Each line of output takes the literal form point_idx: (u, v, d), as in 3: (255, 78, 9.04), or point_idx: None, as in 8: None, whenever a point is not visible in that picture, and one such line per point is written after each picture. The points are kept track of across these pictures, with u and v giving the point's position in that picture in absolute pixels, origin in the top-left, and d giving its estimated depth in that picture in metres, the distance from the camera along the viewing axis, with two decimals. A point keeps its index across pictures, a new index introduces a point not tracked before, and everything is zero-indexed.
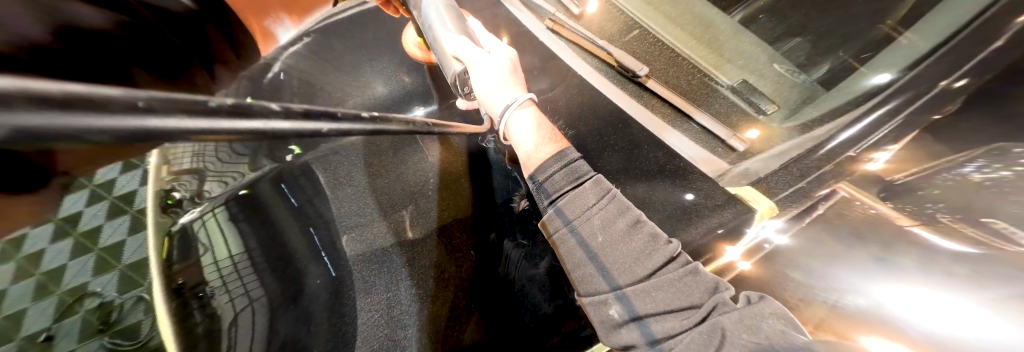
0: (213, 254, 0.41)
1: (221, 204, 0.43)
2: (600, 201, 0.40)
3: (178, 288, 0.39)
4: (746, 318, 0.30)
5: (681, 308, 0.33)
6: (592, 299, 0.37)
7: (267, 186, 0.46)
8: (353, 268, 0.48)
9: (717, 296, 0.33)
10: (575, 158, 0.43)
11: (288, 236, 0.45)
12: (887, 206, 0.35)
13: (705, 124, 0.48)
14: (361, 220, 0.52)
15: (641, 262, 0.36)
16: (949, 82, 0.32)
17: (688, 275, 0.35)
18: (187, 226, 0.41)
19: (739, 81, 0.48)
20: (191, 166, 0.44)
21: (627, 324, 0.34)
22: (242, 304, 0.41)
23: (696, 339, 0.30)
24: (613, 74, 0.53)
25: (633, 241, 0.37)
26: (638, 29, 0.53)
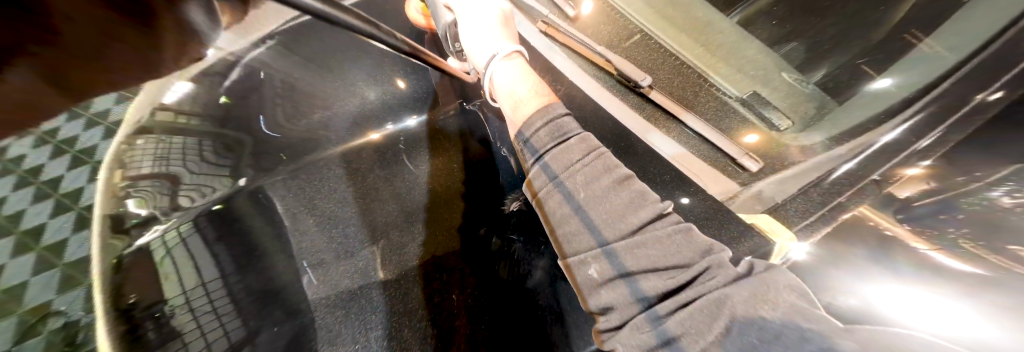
0: (176, 270, 0.34)
1: (190, 220, 0.38)
2: (586, 157, 0.32)
3: (126, 309, 0.29)
4: (757, 287, 0.24)
5: (667, 266, 0.27)
6: (574, 258, 0.30)
7: (245, 201, 0.45)
8: (315, 313, 0.39)
9: (710, 257, 0.27)
10: (561, 113, 0.35)
11: (267, 249, 0.41)
12: (904, 228, 0.30)
13: (699, 130, 0.44)
14: (325, 257, 0.44)
15: (630, 215, 0.29)
16: (986, 95, 0.27)
17: (677, 233, 0.28)
18: (147, 247, 0.34)
19: (751, 92, 0.47)
20: (152, 171, 0.38)
21: (611, 284, 0.28)
22: (209, 321, 0.33)
23: (697, 314, 0.24)
24: (613, 82, 0.50)
25: (619, 196, 0.30)
26: (638, 34, 0.52)
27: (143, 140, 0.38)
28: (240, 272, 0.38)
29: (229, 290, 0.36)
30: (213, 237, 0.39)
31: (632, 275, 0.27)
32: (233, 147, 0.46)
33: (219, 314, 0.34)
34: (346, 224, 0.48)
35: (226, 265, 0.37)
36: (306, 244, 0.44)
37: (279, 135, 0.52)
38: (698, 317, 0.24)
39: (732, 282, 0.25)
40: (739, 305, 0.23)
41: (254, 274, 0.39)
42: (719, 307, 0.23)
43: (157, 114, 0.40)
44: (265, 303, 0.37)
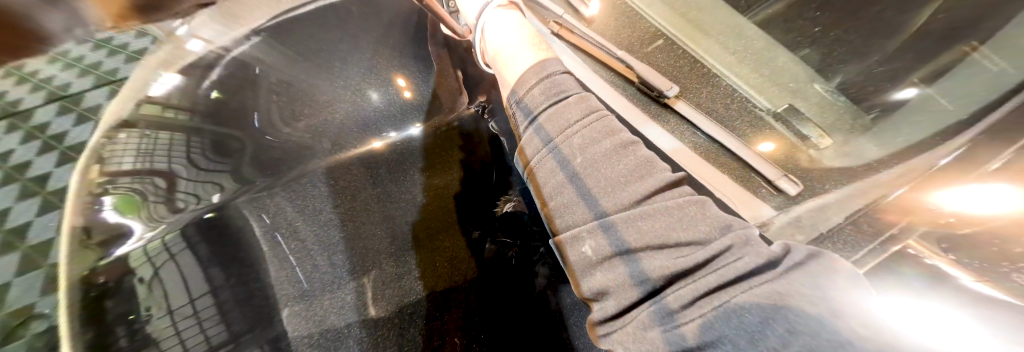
0: (156, 281, 0.31)
1: (179, 228, 0.35)
2: (584, 118, 0.33)
3: (97, 318, 0.26)
4: (817, 282, 0.18)
5: (678, 243, 0.24)
6: (569, 234, 0.29)
7: (239, 211, 0.42)
8: None
9: (738, 233, 0.23)
10: (555, 72, 0.38)
11: (260, 258, 0.39)
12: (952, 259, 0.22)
13: (711, 133, 0.40)
14: (312, 287, 0.39)
15: (634, 181, 0.28)
16: None
17: (692, 206, 0.26)
18: (127, 255, 0.30)
19: (786, 106, 0.41)
20: (134, 168, 0.35)
21: (607, 263, 0.25)
22: (189, 328, 0.30)
23: (734, 315, 0.18)
24: (632, 90, 0.46)
25: (623, 162, 0.29)
26: (660, 39, 0.50)
27: (128, 133, 0.36)
28: (231, 283, 0.35)
29: (215, 298, 0.33)
30: (200, 245, 0.35)
31: (631, 255, 0.24)
32: (225, 147, 0.44)
33: (201, 319, 0.31)
34: (336, 240, 0.44)
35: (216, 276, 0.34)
36: (305, 257, 0.41)
37: (276, 139, 0.49)
38: (743, 322, 0.17)
39: (777, 273, 0.19)
40: (799, 303, 0.16)
41: (243, 283, 0.36)
42: (770, 303, 0.17)
43: (142, 107, 0.38)
44: (255, 310, 0.35)
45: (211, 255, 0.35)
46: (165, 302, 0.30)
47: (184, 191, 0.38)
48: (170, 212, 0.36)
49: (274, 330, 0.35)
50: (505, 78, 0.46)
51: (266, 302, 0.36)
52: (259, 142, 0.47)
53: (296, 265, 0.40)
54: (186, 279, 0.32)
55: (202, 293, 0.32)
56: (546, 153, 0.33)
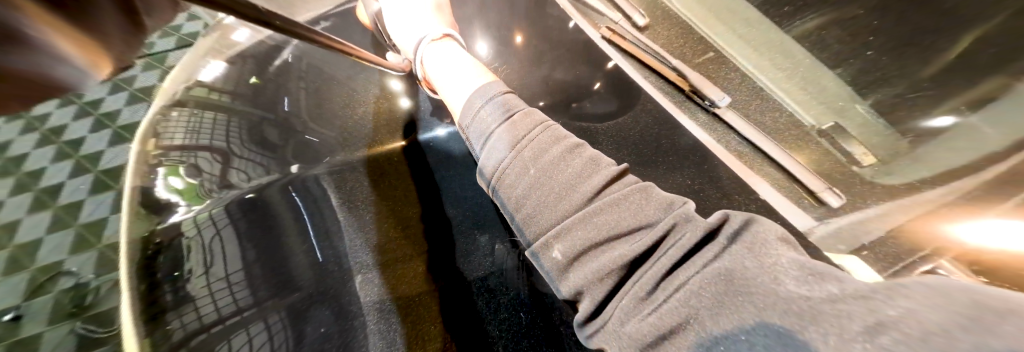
0: (193, 242, 0.31)
1: (222, 205, 0.35)
2: (532, 131, 0.27)
3: (150, 271, 0.28)
4: (756, 254, 0.18)
5: (629, 229, 0.23)
6: (533, 244, 0.25)
7: (276, 192, 0.41)
8: (367, 316, 0.37)
9: (677, 212, 0.22)
10: (502, 91, 0.31)
11: (286, 236, 0.38)
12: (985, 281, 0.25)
13: (752, 138, 0.42)
14: (380, 258, 0.42)
15: (584, 180, 0.25)
16: None
17: (635, 193, 0.24)
18: (178, 224, 0.31)
19: (831, 124, 0.44)
20: (183, 144, 0.37)
21: (578, 262, 0.23)
22: (221, 290, 0.30)
23: (693, 296, 0.18)
24: (680, 97, 0.48)
25: (570, 165, 0.26)
26: (712, 52, 0.52)
27: (179, 111, 0.38)
28: (261, 258, 0.34)
29: (247, 270, 0.32)
30: (237, 219, 0.35)
31: (587, 250, 0.23)
32: (259, 127, 0.44)
33: (233, 284, 0.31)
34: (361, 240, 0.43)
35: (248, 246, 0.34)
36: (326, 243, 0.41)
37: (317, 138, 0.50)
38: (698, 303, 0.18)
39: (721, 248, 0.20)
40: (747, 289, 0.17)
41: (270, 257, 0.35)
42: (721, 283, 0.18)
43: (193, 89, 0.41)
44: (280, 287, 0.34)
45: (245, 224, 0.35)
46: (203, 263, 0.31)
47: (236, 174, 0.39)
48: (223, 188, 0.37)
49: (334, 294, 0.37)
50: (451, 107, 0.39)
51: (289, 279, 0.35)
52: (292, 132, 0.48)
53: (318, 248, 0.40)
54: (218, 240, 0.32)
55: (235, 256, 0.33)
56: (500, 165, 0.27)
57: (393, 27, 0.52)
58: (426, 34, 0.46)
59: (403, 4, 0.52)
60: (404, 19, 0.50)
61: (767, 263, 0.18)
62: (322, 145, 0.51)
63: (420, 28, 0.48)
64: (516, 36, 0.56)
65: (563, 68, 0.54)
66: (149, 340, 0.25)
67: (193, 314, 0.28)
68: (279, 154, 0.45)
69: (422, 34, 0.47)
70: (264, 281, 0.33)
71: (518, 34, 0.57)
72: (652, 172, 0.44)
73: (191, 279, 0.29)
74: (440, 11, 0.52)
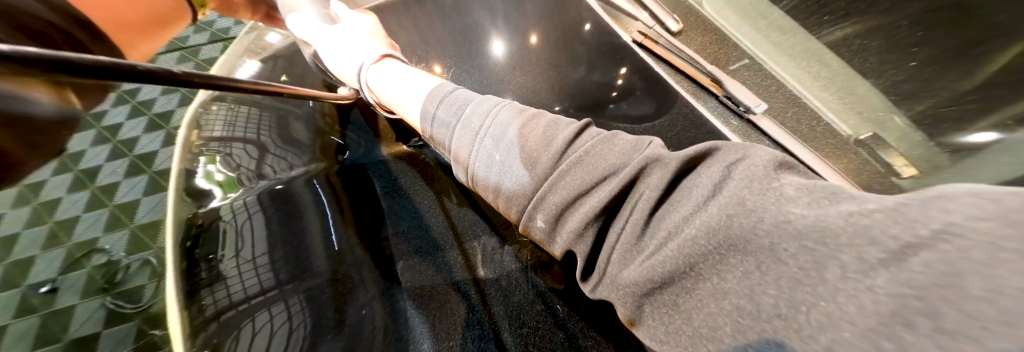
0: (231, 227, 0.33)
1: (253, 195, 0.35)
2: (484, 121, 0.27)
3: (189, 249, 0.30)
4: (743, 181, 0.15)
5: (593, 182, 0.20)
6: (520, 213, 0.24)
7: (301, 183, 0.40)
8: (406, 299, 0.37)
9: (646, 154, 0.19)
10: (444, 93, 0.32)
11: (308, 229, 0.36)
12: None
13: (773, 133, 0.47)
14: (420, 242, 0.42)
15: (543, 147, 0.23)
16: None
17: (598, 144, 0.22)
18: (216, 210, 0.33)
19: (869, 133, 0.51)
20: (223, 135, 0.39)
21: (557, 227, 0.22)
22: (248, 271, 0.31)
23: (687, 247, 0.15)
24: (715, 103, 0.51)
25: (534, 129, 0.25)
26: (747, 59, 0.61)
27: (222, 106, 0.41)
28: (285, 243, 0.34)
29: (269, 252, 0.32)
30: (266, 208, 0.35)
31: (562, 215, 0.21)
32: (284, 117, 0.44)
33: (256, 262, 0.31)
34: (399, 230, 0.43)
35: (275, 232, 0.34)
36: (347, 238, 0.39)
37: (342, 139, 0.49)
38: (691, 251, 0.15)
39: (708, 185, 0.16)
40: (734, 228, 0.14)
41: (295, 247, 0.34)
42: (716, 229, 0.14)
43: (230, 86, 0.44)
44: (299, 275, 0.33)
45: (273, 211, 0.35)
46: (234, 247, 0.32)
47: (266, 163, 0.39)
48: (258, 179, 0.37)
49: (375, 274, 0.37)
50: (409, 118, 0.38)
51: (311, 266, 0.34)
52: (318, 133, 0.47)
53: (337, 241, 0.38)
54: (251, 228, 0.33)
55: (260, 239, 0.33)
56: (471, 149, 0.26)
57: (334, 65, 0.50)
58: (362, 60, 0.46)
59: (336, 39, 0.50)
60: (342, 56, 0.49)
61: (770, 193, 0.14)
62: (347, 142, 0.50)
63: (359, 54, 0.47)
64: (532, 37, 0.56)
65: (600, 68, 0.53)
66: (187, 314, 0.27)
67: (225, 293, 0.29)
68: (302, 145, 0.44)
69: (359, 59, 0.46)
70: (287, 265, 0.33)
71: (535, 35, 0.56)
72: None
73: (224, 259, 0.31)
74: (376, 36, 0.52)
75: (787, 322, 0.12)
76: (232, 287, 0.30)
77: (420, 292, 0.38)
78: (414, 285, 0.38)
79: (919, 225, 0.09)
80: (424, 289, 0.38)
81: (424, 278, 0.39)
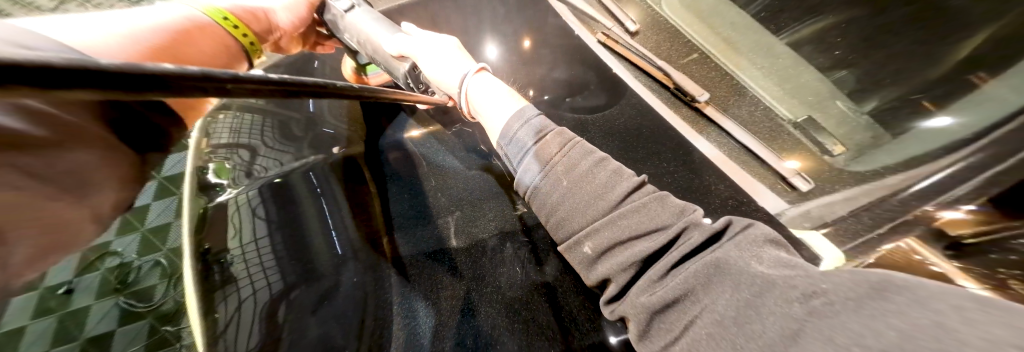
0: (236, 230, 0.33)
1: (253, 190, 0.36)
2: (561, 150, 0.30)
3: (202, 254, 0.31)
4: (741, 250, 0.22)
5: (647, 231, 0.25)
6: (567, 242, 0.28)
7: (297, 176, 0.40)
8: (390, 270, 0.38)
9: (688, 218, 0.25)
10: (534, 114, 0.34)
11: (305, 217, 0.38)
12: (953, 265, 0.27)
13: (731, 131, 0.44)
14: (409, 219, 0.43)
15: (608, 193, 0.27)
16: None
17: (652, 201, 0.26)
18: (223, 207, 0.34)
19: (805, 117, 0.44)
20: (230, 143, 0.40)
21: (603, 258, 0.26)
22: (257, 273, 0.32)
23: (693, 277, 0.22)
24: (668, 96, 0.49)
25: (597, 177, 0.28)
26: (697, 53, 0.51)
27: (242, 113, 0.42)
28: (285, 234, 0.35)
29: (272, 239, 0.34)
30: (269, 205, 0.36)
31: (610, 251, 0.26)
32: (287, 124, 0.46)
33: (260, 248, 0.33)
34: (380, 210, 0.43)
35: (274, 223, 0.35)
36: (342, 224, 0.39)
37: (332, 130, 0.49)
38: (693, 280, 0.22)
39: (719, 244, 0.23)
40: (728, 275, 0.21)
41: (298, 243, 0.35)
42: (711, 272, 0.22)
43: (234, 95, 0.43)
44: (305, 269, 0.34)
45: (269, 195, 0.37)
46: (241, 247, 0.32)
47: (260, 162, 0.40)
48: (246, 178, 0.38)
49: (357, 262, 0.37)
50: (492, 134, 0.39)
51: (313, 265, 0.35)
52: (314, 127, 0.48)
53: (333, 228, 0.38)
54: (255, 230, 0.34)
55: (264, 234, 0.34)
56: (537, 175, 0.30)
57: (439, 77, 0.47)
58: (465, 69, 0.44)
59: (429, 49, 0.47)
60: (440, 68, 0.46)
61: (748, 254, 0.22)
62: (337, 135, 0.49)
63: (456, 66, 0.46)
64: (525, 41, 0.56)
65: (562, 67, 0.55)
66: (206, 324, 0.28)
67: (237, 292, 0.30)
68: (301, 147, 0.45)
69: (462, 68, 0.45)
70: (291, 255, 0.34)
71: (528, 39, 0.56)
72: (636, 155, 0.44)
73: (235, 262, 0.31)
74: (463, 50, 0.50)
75: (773, 333, 0.17)
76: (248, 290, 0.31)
77: (409, 260, 0.39)
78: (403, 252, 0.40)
79: (820, 282, 0.18)
80: (412, 257, 0.39)
81: (408, 246, 0.41)
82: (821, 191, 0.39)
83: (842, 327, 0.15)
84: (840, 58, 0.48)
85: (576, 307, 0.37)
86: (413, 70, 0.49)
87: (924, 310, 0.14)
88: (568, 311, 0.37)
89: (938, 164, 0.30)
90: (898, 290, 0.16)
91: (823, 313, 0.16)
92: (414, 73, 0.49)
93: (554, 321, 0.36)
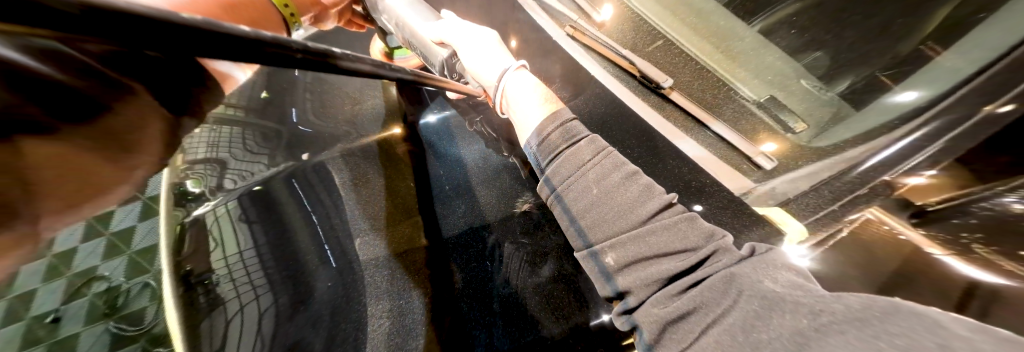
0: (222, 249, 0.33)
1: (235, 199, 0.36)
2: (595, 158, 0.31)
3: (185, 276, 0.31)
4: (759, 270, 0.23)
5: (676, 250, 0.26)
6: (585, 251, 0.29)
7: (280, 183, 0.39)
8: (363, 272, 0.36)
9: (718, 242, 0.26)
10: (570, 118, 0.35)
11: (290, 223, 0.37)
12: (918, 233, 0.31)
13: (723, 134, 0.40)
14: (377, 223, 0.40)
15: (637, 208, 0.28)
16: (994, 106, 0.28)
17: (683, 221, 0.27)
18: (200, 218, 0.34)
19: (767, 96, 0.42)
20: (206, 157, 0.37)
21: (624, 272, 0.27)
22: (247, 292, 0.32)
23: (708, 290, 0.24)
24: (634, 84, 0.45)
25: (628, 190, 0.29)
26: (661, 40, 0.47)
27: (228, 127, 0.40)
28: (272, 244, 0.35)
29: (259, 255, 0.34)
30: (256, 222, 0.35)
31: (635, 265, 0.27)
32: (273, 135, 0.43)
33: (247, 264, 0.33)
34: (357, 206, 0.41)
35: (261, 233, 0.35)
36: (332, 230, 0.38)
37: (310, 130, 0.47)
38: (710, 294, 0.24)
39: (746, 262, 0.24)
40: (745, 287, 0.23)
41: (284, 253, 0.35)
42: (725, 286, 0.23)
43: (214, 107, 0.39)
44: (293, 283, 0.34)
45: (250, 206, 0.36)
46: (227, 264, 0.32)
47: (232, 170, 0.38)
48: (220, 190, 0.36)
49: (338, 266, 0.36)
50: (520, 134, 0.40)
51: (301, 273, 0.34)
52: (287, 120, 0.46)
53: (326, 242, 0.37)
54: (240, 244, 0.34)
55: (249, 247, 0.34)
56: (566, 182, 0.31)
57: (473, 69, 0.47)
58: (505, 64, 0.44)
59: (469, 37, 0.47)
60: (479, 58, 0.46)
61: (763, 272, 0.23)
62: (315, 135, 0.47)
63: (493, 60, 0.45)
64: (511, 42, 0.56)
65: (531, 61, 0.54)
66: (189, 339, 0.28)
67: (234, 306, 0.31)
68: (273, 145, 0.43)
69: (503, 63, 0.44)
70: (280, 265, 0.34)
71: (514, 39, 0.56)
72: None
73: (221, 282, 0.32)
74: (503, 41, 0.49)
75: (776, 342, 0.19)
76: (238, 308, 0.31)
77: (381, 260, 0.38)
78: (369, 256, 0.37)
79: (830, 299, 0.20)
80: (390, 257, 0.38)
81: (377, 249, 0.38)
82: (786, 169, 0.37)
83: (830, 344, 0.17)
84: (794, 36, 0.47)
85: (569, 292, 0.37)
86: (451, 58, 0.50)
87: (929, 333, 0.16)
88: (562, 295, 0.37)
89: (894, 135, 0.32)
90: (904, 316, 0.17)
91: (818, 326, 0.19)
92: (450, 61, 0.50)
93: (542, 307, 0.36)
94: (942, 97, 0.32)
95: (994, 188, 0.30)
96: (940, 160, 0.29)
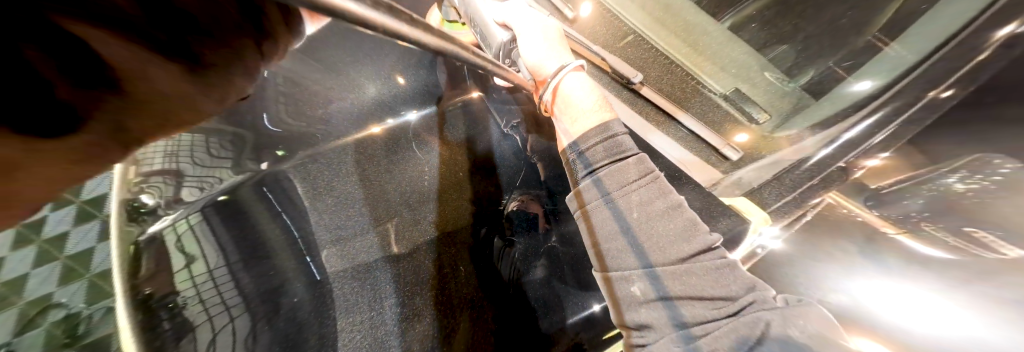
0: (187, 267, 0.28)
1: (197, 211, 0.30)
2: (642, 179, 0.30)
3: (142, 302, 0.24)
4: (792, 321, 0.23)
5: (714, 296, 0.25)
6: (620, 273, 0.28)
7: (247, 189, 0.34)
8: (334, 284, 0.36)
9: (756, 292, 0.26)
10: (621, 133, 0.32)
11: (264, 236, 0.33)
12: (874, 213, 0.32)
13: (695, 129, 0.42)
14: (345, 232, 0.40)
15: (680, 244, 0.27)
16: (937, 91, 0.31)
17: (726, 267, 0.26)
18: (157, 235, 0.27)
19: (733, 89, 0.44)
20: (162, 168, 0.28)
21: (653, 304, 0.26)
22: (220, 316, 0.28)
23: (730, 335, 0.23)
24: (607, 80, 0.46)
25: (672, 222, 0.28)
26: (632, 36, 0.48)
27: (190, 137, 0.27)
28: (246, 260, 0.31)
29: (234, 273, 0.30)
30: (223, 227, 0.31)
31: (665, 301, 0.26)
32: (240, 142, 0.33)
33: (219, 284, 0.29)
34: (326, 214, 0.40)
35: (231, 248, 0.30)
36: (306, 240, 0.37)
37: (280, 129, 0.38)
38: (733, 338, 0.23)
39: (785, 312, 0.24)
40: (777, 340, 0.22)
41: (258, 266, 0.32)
42: (749, 333, 0.23)
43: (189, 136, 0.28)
44: (272, 297, 0.31)
45: (218, 220, 0.31)
46: (191, 282, 0.28)
47: (190, 179, 0.30)
48: (179, 201, 0.30)
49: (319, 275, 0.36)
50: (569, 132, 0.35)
51: (279, 288, 0.32)
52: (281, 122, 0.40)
53: (306, 252, 0.36)
54: (208, 262, 0.29)
55: (219, 265, 0.29)
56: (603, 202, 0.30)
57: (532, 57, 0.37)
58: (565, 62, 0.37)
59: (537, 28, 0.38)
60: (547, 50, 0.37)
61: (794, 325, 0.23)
62: (287, 136, 0.40)
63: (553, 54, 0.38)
64: None
65: None
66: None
67: (205, 333, 0.26)
68: (240, 148, 0.34)
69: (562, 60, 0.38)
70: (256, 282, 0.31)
71: None
72: None
73: (187, 305, 0.27)
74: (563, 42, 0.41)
75: None
76: (209, 335, 0.27)
77: (344, 272, 0.38)
78: (336, 268, 0.38)
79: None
80: (361, 267, 0.38)
81: (345, 260, 0.38)
82: (749, 159, 0.42)
83: None
84: (756, 30, 0.49)
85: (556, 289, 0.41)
86: (511, 43, 0.37)
87: None
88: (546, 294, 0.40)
89: (849, 121, 0.34)
90: None
91: None
92: (508, 46, 0.37)
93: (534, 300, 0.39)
94: (890, 83, 0.34)
95: (937, 170, 0.31)
96: (890, 144, 0.33)
